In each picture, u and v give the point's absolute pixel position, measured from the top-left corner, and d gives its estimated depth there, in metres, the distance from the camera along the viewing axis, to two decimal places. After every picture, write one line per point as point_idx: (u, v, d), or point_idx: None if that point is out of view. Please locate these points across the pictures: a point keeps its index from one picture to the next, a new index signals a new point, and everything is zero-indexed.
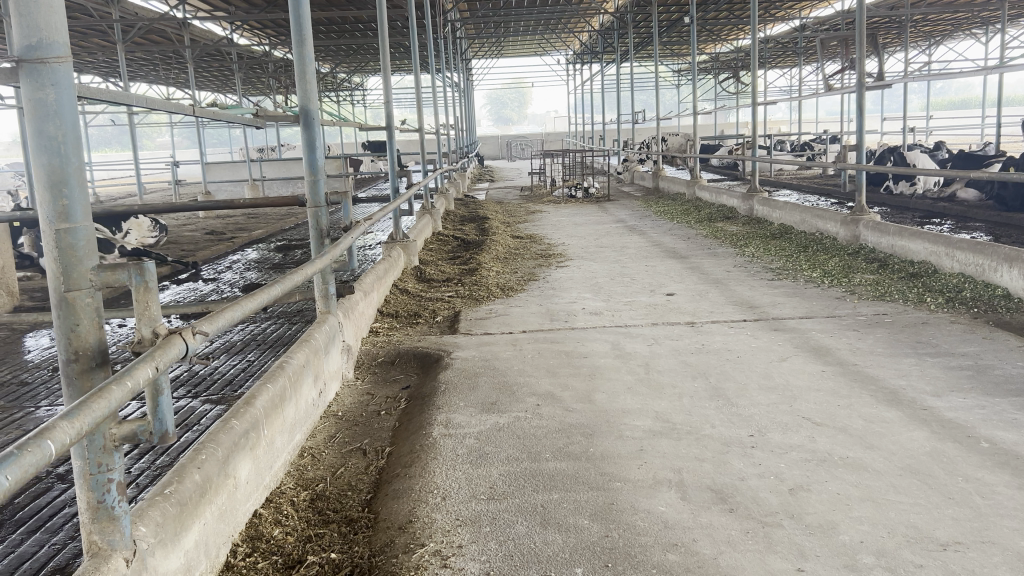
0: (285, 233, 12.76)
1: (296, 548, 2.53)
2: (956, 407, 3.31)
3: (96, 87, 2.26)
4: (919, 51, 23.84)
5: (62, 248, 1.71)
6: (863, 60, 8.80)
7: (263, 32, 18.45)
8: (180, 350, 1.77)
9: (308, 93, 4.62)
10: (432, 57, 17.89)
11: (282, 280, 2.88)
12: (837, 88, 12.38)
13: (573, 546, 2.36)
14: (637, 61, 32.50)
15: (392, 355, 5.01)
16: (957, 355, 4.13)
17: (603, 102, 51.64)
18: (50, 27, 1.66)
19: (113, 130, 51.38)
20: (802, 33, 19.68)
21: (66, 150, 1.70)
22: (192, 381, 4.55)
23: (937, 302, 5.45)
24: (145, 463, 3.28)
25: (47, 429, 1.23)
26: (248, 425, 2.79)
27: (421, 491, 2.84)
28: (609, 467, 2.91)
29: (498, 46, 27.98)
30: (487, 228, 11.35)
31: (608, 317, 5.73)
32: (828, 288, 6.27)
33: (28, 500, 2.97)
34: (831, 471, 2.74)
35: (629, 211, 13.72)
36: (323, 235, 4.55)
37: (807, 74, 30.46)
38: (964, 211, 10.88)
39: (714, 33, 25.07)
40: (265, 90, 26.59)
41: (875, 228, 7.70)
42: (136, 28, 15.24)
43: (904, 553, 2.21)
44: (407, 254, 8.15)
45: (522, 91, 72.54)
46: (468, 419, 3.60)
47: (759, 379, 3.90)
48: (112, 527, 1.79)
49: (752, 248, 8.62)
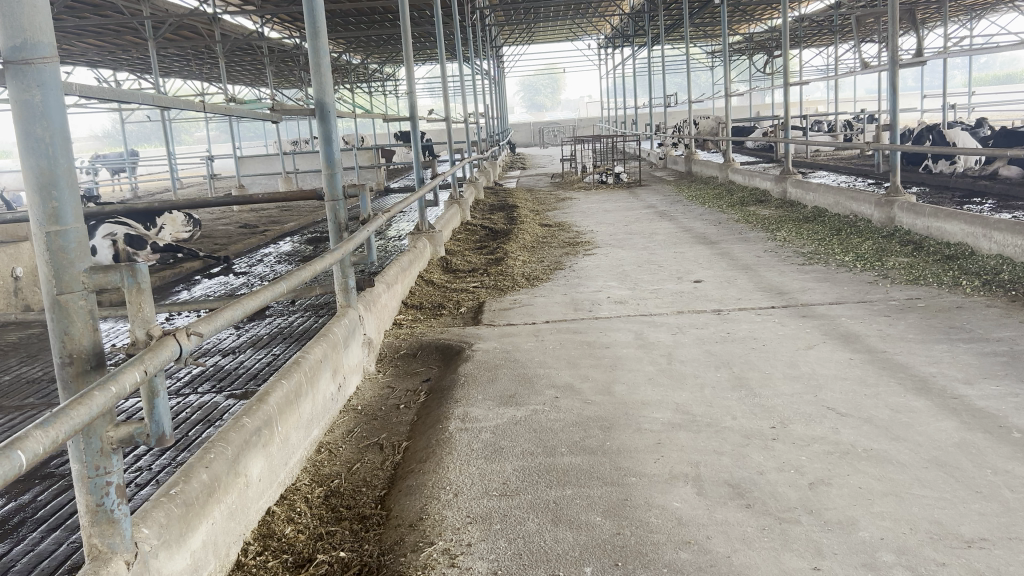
0: (318, 224, 12.87)
1: (307, 547, 2.52)
2: (989, 396, 3.17)
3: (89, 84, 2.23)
4: (960, 26, 23.07)
5: (53, 250, 1.70)
6: (897, 38, 8.45)
7: (292, 25, 18.46)
8: (173, 351, 1.75)
9: (324, 85, 4.59)
10: (460, 47, 17.77)
11: (290, 275, 2.84)
12: (873, 66, 11.99)
13: (583, 544, 2.31)
14: (669, 43, 32.11)
15: (415, 347, 5.00)
16: (993, 341, 3.96)
17: (635, 85, 51.30)
18: (33, 28, 1.64)
19: (151, 126, 52.24)
20: (837, 12, 19.20)
21: (54, 151, 1.68)
22: (217, 376, 4.59)
23: (973, 285, 5.26)
24: (166, 460, 3.34)
25: (19, 438, 1.22)
26: (260, 422, 2.77)
27: (433, 487, 2.82)
28: (626, 460, 2.85)
29: (529, 32, 27.81)
30: (516, 217, 11.28)
31: (632, 305, 5.63)
32: (860, 273, 6.09)
33: (51, 497, 3.02)
34: (853, 464, 2.65)
35: (660, 197, 13.57)
36: (341, 228, 4.52)
37: (843, 53, 29.84)
38: (1006, 188, 10.55)
39: (748, 12, 24.55)
40: (297, 83, 26.76)
41: (910, 210, 7.47)
42: (167, 24, 15.31)
43: (926, 551, 2.12)
44: (433, 245, 8.12)
45: (554, 77, 72.31)
46: (485, 412, 3.57)
47: (784, 368, 3.79)
48: (112, 530, 1.80)
49: (784, 232, 8.45)
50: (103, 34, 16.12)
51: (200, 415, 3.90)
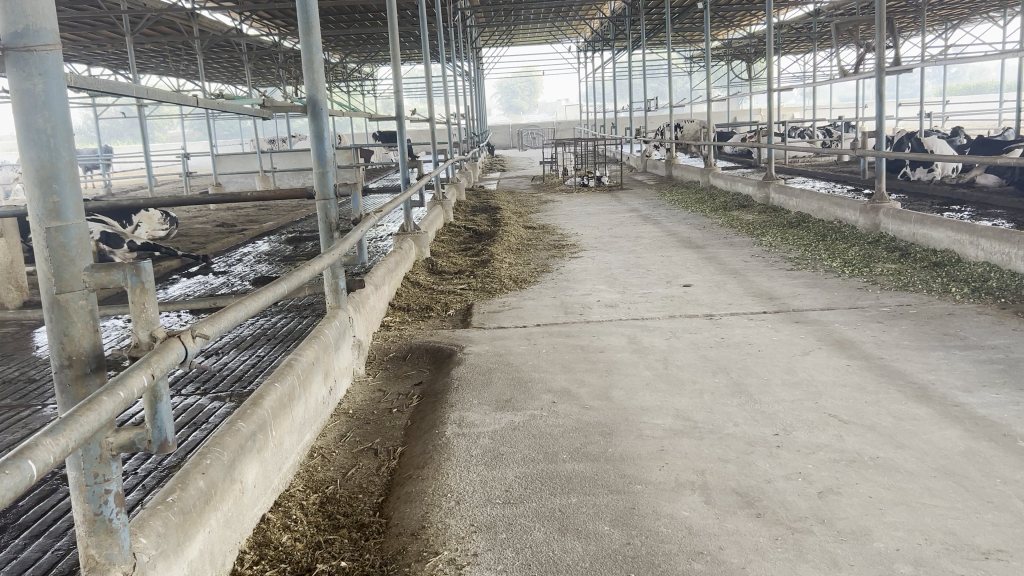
0: (297, 224, 12.72)
1: (305, 556, 2.45)
2: (991, 404, 3.17)
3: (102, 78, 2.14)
4: (936, 36, 23.41)
5: (53, 248, 1.62)
6: (884, 44, 8.46)
7: (272, 22, 18.24)
8: (179, 355, 1.68)
9: (317, 83, 4.49)
10: (443, 47, 17.64)
11: (289, 277, 2.77)
12: (855, 72, 12.04)
13: (593, 554, 2.26)
14: (650, 48, 32.26)
15: (404, 350, 4.91)
16: (987, 348, 3.98)
17: (614, 90, 51.44)
18: (36, 13, 1.57)
19: (125, 122, 51.39)
20: (817, 19, 19.36)
21: (56, 143, 1.60)
22: (201, 377, 4.48)
23: (963, 292, 5.29)
24: (151, 464, 3.24)
25: (28, 448, 1.15)
26: (256, 426, 2.70)
27: (434, 495, 2.76)
28: (629, 468, 2.81)
29: (509, 33, 27.76)
30: (498, 219, 11.21)
31: (623, 309, 5.61)
32: (849, 279, 6.11)
33: (32, 502, 2.91)
34: (861, 473, 2.62)
35: (642, 200, 13.59)
36: (332, 228, 4.44)
37: (820, 61, 30.21)
38: (985, 196, 10.66)
39: (729, 18, 24.70)
40: (275, 82, 26.48)
41: (896, 216, 7.53)
42: (145, 19, 15.02)
43: (943, 562, 2.09)
44: (418, 245, 8.04)
45: (532, 80, 72.44)
46: (481, 418, 3.51)
47: (782, 374, 3.78)
48: (110, 541, 1.71)
49: (770, 237, 8.47)
50: (79, 27, 15.81)
51: (184, 417, 3.81)
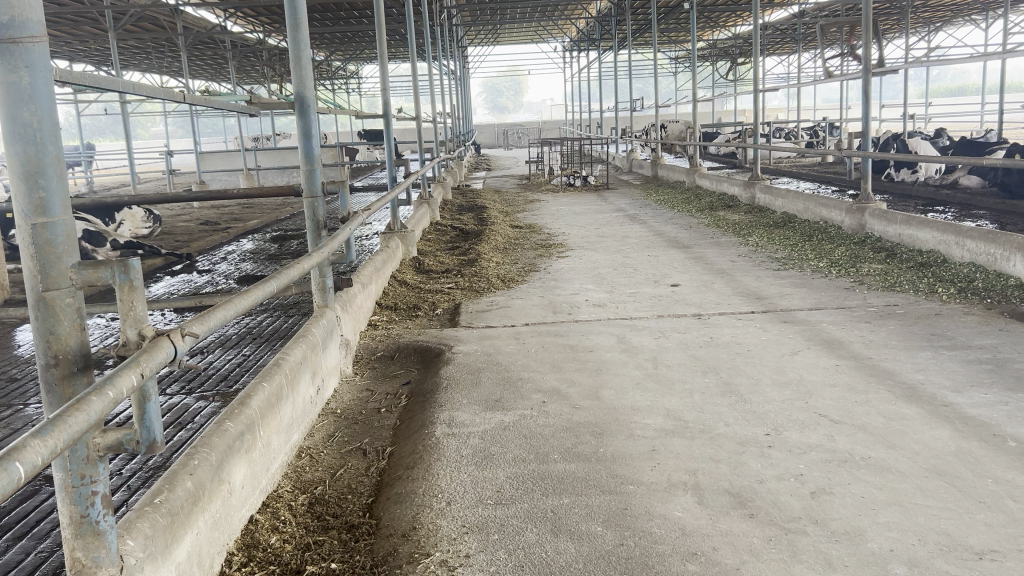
0: (281, 222, 12.61)
1: (295, 558, 2.41)
2: (979, 404, 3.18)
3: (92, 72, 2.11)
4: (919, 38, 23.63)
5: (39, 243, 1.58)
6: (870, 45, 8.46)
7: (257, 19, 18.09)
8: (167, 354, 1.64)
9: (303, 79, 4.41)
10: (428, 46, 17.58)
11: (278, 274, 2.72)
12: (839, 72, 12.06)
13: (587, 556, 2.24)
14: (636, 49, 32.36)
15: (392, 350, 4.87)
16: (975, 348, 4.01)
17: (601, 90, 51.60)
18: (22, 5, 1.52)
19: (107, 118, 50.84)
20: (801, 20, 19.44)
21: (42, 137, 1.56)
22: (186, 376, 4.42)
23: (949, 292, 5.33)
24: (136, 463, 3.19)
25: (17, 449, 1.12)
26: (244, 426, 2.65)
27: (425, 496, 2.72)
28: (621, 469, 2.79)
29: (495, 33, 27.78)
30: (484, 218, 11.18)
31: (612, 308, 5.60)
32: (835, 278, 6.15)
33: (15, 503, 2.85)
34: (852, 472, 2.62)
35: (628, 200, 13.64)
36: (319, 226, 4.39)
37: (805, 63, 30.41)
38: (968, 198, 10.74)
39: (714, 20, 24.82)
40: (259, 79, 26.29)
41: (881, 217, 7.57)
42: (127, 15, 14.83)
43: (936, 563, 2.10)
44: (405, 244, 7.99)
45: (517, 80, 72.51)
46: (472, 418, 3.48)
47: (772, 374, 3.78)
48: (97, 544, 1.68)
49: (755, 236, 8.52)
50: (61, 23, 15.60)
51: (169, 417, 3.75)
